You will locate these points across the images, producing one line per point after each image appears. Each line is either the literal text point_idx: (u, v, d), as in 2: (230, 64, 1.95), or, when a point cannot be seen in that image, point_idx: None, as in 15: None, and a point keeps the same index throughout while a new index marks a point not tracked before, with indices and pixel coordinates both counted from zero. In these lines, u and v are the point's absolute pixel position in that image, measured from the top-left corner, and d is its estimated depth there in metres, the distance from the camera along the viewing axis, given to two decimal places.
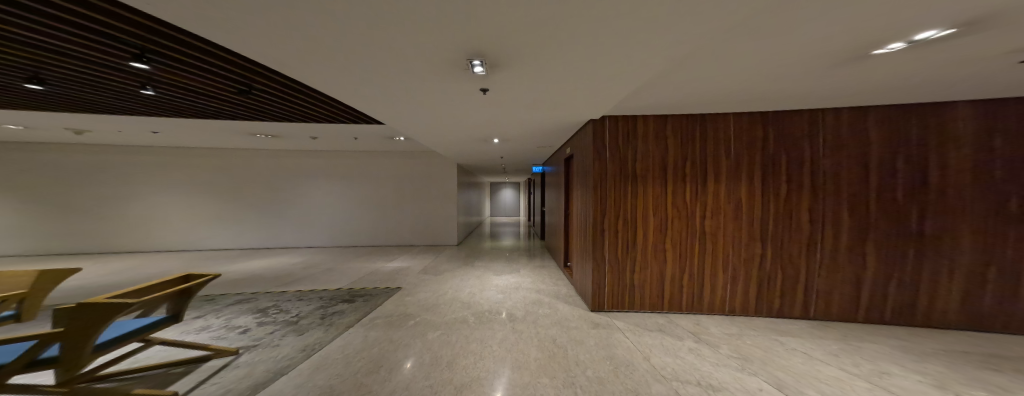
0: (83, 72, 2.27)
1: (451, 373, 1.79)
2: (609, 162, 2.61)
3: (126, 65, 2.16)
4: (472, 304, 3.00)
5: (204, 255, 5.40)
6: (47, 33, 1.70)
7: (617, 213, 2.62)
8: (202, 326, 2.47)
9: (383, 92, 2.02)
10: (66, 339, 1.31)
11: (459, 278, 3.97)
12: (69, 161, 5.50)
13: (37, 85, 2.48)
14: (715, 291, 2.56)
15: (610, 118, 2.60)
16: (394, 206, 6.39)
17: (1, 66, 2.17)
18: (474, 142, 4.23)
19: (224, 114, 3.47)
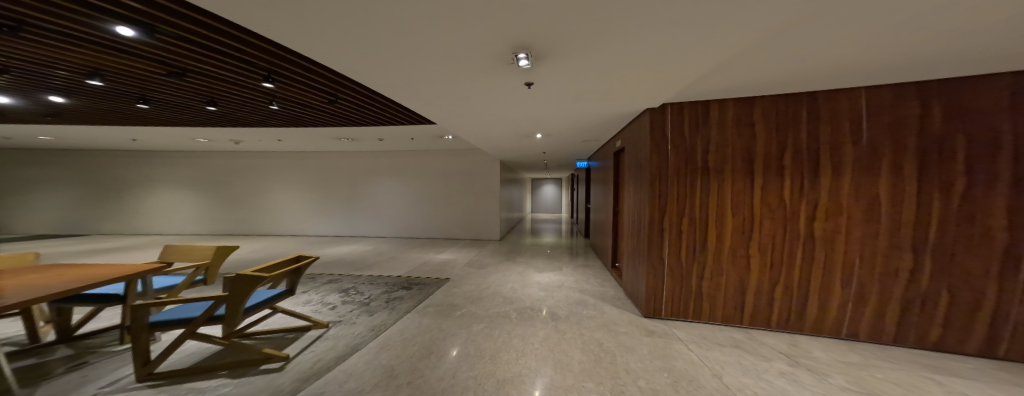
0: (231, 94, 2.92)
1: (494, 366, 1.85)
2: (672, 156, 2.38)
3: (256, 86, 2.72)
4: (514, 300, 3.06)
5: (295, 240, 6.50)
6: (213, 65, 2.23)
7: (682, 212, 2.37)
8: (305, 299, 2.99)
9: (436, 90, 2.15)
10: (228, 301, 1.70)
11: (501, 273, 4.08)
12: (208, 163, 7.15)
13: (211, 106, 3.28)
14: (825, 309, 2.14)
15: (672, 106, 2.36)
16: (443, 202, 6.82)
17: (190, 94, 2.94)
18: (518, 139, 4.27)
19: (318, 121, 4.11)
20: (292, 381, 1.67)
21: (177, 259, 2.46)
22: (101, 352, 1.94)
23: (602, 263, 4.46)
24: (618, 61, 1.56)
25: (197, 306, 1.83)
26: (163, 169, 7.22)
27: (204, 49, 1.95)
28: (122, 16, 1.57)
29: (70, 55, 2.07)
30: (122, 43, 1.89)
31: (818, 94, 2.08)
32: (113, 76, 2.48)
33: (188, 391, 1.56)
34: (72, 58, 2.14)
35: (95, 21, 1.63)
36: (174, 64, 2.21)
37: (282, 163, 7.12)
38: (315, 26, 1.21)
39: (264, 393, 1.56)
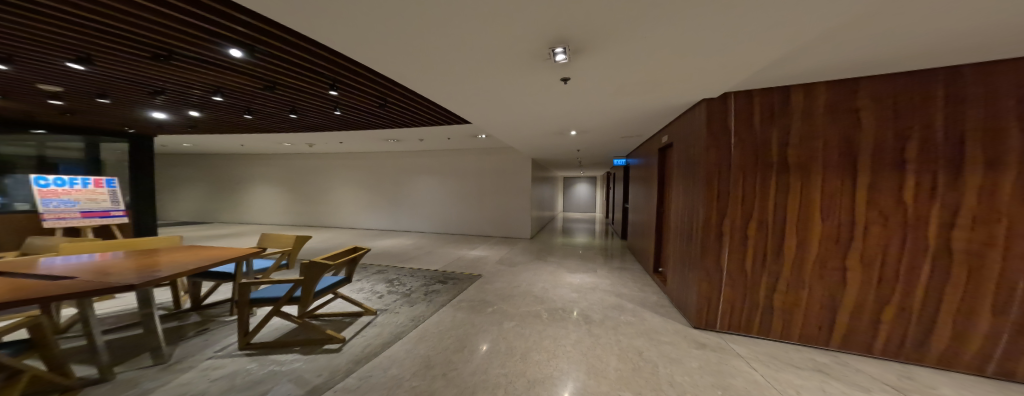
0: (305, 102, 3.34)
1: (525, 365, 1.86)
2: (737, 152, 2.14)
3: (323, 94, 3.07)
4: (544, 300, 3.03)
5: (346, 232, 7.22)
6: (291, 77, 2.55)
7: (747, 214, 2.14)
8: (356, 287, 3.31)
9: (473, 89, 2.20)
10: (303, 285, 1.98)
11: (532, 272, 4.07)
12: (280, 164, 8.29)
13: (291, 113, 3.78)
14: (959, 337, 1.74)
15: (738, 96, 2.12)
16: (477, 200, 6.99)
17: (276, 104, 3.42)
18: (551, 136, 4.20)
19: (372, 124, 4.51)
20: (346, 363, 1.86)
21: (268, 244, 2.92)
22: (219, 320, 2.37)
23: (640, 267, 4.20)
24: (664, 51, 1.44)
25: (280, 288, 2.13)
26: (248, 169, 8.56)
27: (290, 63, 2.27)
28: (235, 40, 1.88)
29: (195, 76, 2.54)
30: (232, 63, 2.26)
31: (954, 71, 1.67)
32: (222, 92, 2.99)
33: (272, 362, 1.84)
34: (196, 79, 2.62)
35: (217, 47, 1.98)
36: (267, 79, 2.60)
37: (337, 163, 7.95)
38: (364, 28, 1.30)
39: (324, 371, 1.76)
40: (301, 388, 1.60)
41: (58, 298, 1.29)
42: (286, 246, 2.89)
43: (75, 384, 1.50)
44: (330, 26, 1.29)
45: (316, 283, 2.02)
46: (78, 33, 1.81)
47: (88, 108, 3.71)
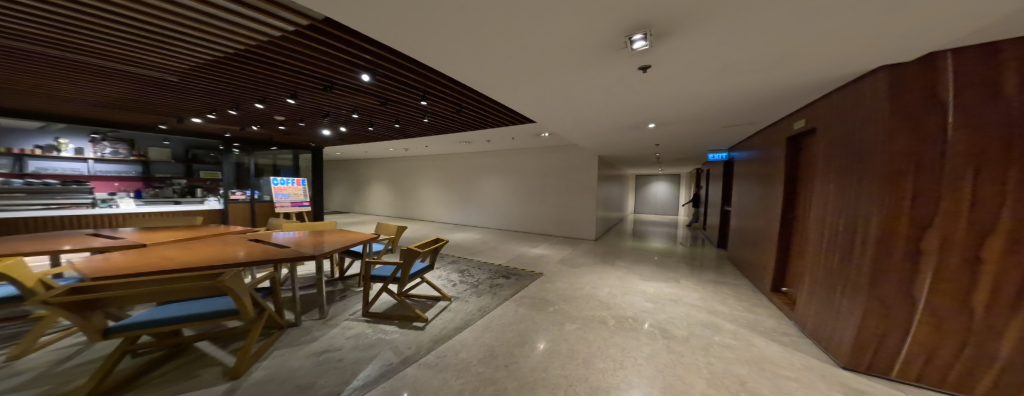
0: (405, 112, 3.94)
1: (587, 371, 1.77)
2: (959, 135, 1.46)
3: (416, 105, 3.58)
4: (611, 306, 2.81)
5: (427, 225, 8.24)
6: (394, 92, 3.07)
7: (979, 225, 1.44)
8: (434, 274, 3.74)
9: (545, 88, 2.21)
10: (402, 268, 2.37)
11: (597, 275, 3.83)
12: (384, 167, 10.15)
13: (395, 122, 4.53)
14: None
15: (962, 54, 1.45)
16: (542, 198, 6.97)
17: (385, 116, 4.15)
18: (621, 131, 3.87)
19: (452, 129, 5.03)
20: (428, 341, 2.13)
21: (382, 232, 3.64)
22: (353, 290, 3.08)
23: (736, 283, 3.47)
24: (785, 17, 1.13)
25: (388, 268, 2.61)
26: (364, 171, 10.81)
27: (397, 80, 2.72)
28: (364, 65, 2.35)
29: (337, 99, 3.30)
30: (359, 85, 2.85)
31: None
32: (353, 110, 3.80)
33: (378, 330, 2.26)
34: (338, 100, 3.39)
35: (351, 73, 2.52)
36: (380, 95, 3.18)
37: (422, 165, 9.18)
38: (449, 38, 1.46)
39: (412, 345, 2.06)
40: (396, 357, 1.91)
41: (272, 262, 1.88)
42: (392, 233, 3.54)
43: (284, 324, 2.21)
44: (424, 41, 1.49)
45: (411, 268, 2.38)
46: (277, 75, 2.57)
47: (285, 130, 5.35)
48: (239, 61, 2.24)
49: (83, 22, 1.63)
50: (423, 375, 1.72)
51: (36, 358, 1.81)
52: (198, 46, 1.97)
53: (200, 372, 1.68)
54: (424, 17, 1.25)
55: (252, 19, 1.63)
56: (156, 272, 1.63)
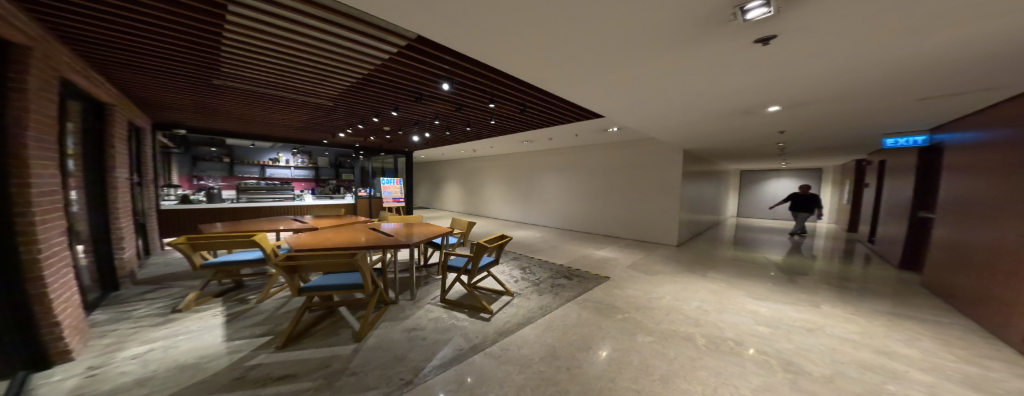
0: (477, 116, 4.28)
1: (666, 390, 1.58)
2: None
3: (486, 109, 3.86)
4: (698, 323, 2.42)
5: (492, 222, 8.68)
6: (469, 99, 3.38)
7: None
8: (498, 269, 3.92)
9: (627, 77, 2.03)
10: (472, 259, 2.57)
11: (677, 286, 3.37)
12: (455, 167, 11.18)
13: (467, 126, 4.95)
14: None
15: None
16: (611, 198, 6.48)
17: (459, 120, 4.59)
18: (711, 119, 3.29)
19: (518, 129, 5.20)
20: (493, 332, 2.25)
21: (456, 226, 4.03)
22: (432, 278, 3.51)
23: (895, 318, 2.54)
24: None
25: (460, 260, 2.88)
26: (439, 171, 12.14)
27: (470, 86, 2.98)
28: (443, 76, 2.67)
29: (423, 108, 3.82)
30: (440, 94, 3.24)
31: None
32: (434, 117, 4.32)
33: (453, 316, 2.51)
34: (423, 110, 3.92)
35: (433, 83, 2.88)
36: (457, 102, 3.54)
37: (488, 165, 9.72)
38: (531, 35, 1.48)
39: (479, 334, 2.21)
40: (466, 343, 2.08)
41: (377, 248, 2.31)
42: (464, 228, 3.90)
43: (389, 301, 2.71)
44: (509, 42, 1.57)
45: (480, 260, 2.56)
46: (381, 91, 3.16)
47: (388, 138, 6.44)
48: (357, 82, 2.84)
49: (274, 64, 2.38)
50: (488, 364, 1.82)
51: (269, 303, 2.73)
52: (334, 73, 2.60)
53: (338, 332, 2.19)
54: (511, 17, 1.30)
55: (368, 45, 2.07)
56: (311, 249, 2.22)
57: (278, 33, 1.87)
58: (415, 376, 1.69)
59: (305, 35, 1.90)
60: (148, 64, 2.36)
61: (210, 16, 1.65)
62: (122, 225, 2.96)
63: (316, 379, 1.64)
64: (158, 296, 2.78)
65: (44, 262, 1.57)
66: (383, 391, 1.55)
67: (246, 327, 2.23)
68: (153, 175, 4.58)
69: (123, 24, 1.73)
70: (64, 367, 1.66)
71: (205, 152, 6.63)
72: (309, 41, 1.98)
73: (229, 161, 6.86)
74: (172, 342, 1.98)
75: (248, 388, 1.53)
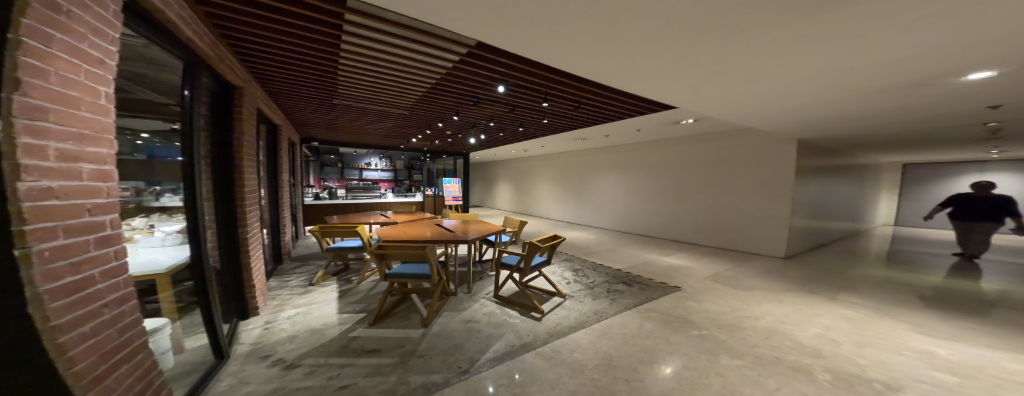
0: (530, 116, 4.33)
1: None
2: None
3: (540, 108, 3.88)
4: (812, 353, 2.00)
5: (543, 221, 8.66)
6: (522, 98, 3.45)
7: None
8: (550, 270, 3.91)
9: (715, 54, 1.78)
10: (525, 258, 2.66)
11: (776, 306, 2.82)
12: (509, 167, 11.48)
13: (520, 126, 5.06)
14: None
15: None
16: (680, 198, 5.84)
17: (514, 121, 4.73)
18: (831, 102, 2.65)
19: (572, 127, 5.07)
20: (544, 332, 2.27)
21: (509, 226, 4.19)
22: (487, 274, 3.72)
23: None
24: None
25: (513, 258, 2.98)
26: (494, 171, 12.65)
27: (524, 86, 3.07)
28: (499, 78, 2.82)
29: (481, 111, 4.07)
30: (495, 97, 3.42)
31: None
32: (490, 119, 4.55)
33: (504, 313, 2.61)
34: (481, 113, 4.18)
35: (490, 86, 3.06)
36: (511, 103, 3.67)
37: (540, 164, 9.70)
38: (606, 17, 1.42)
39: (530, 333, 2.26)
40: (517, 340, 2.15)
41: (442, 242, 2.59)
42: (516, 227, 4.04)
43: (451, 293, 2.98)
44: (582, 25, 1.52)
45: (533, 259, 2.63)
46: (446, 99, 3.52)
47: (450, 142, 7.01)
48: (425, 90, 3.22)
49: (364, 80, 2.87)
50: (539, 364, 1.85)
51: (365, 284, 3.29)
52: (408, 84, 3.00)
53: (410, 316, 2.50)
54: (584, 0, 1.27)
55: (434, 56, 2.34)
56: (391, 241, 2.64)
57: (370, 54, 2.30)
58: (470, 366, 1.83)
59: (387, 51, 2.26)
60: (284, 89, 3.12)
61: (328, 46, 2.16)
62: (283, 216, 3.95)
63: (394, 357, 1.91)
64: (301, 271, 3.65)
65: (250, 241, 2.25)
66: (443, 375, 1.72)
67: (350, 303, 2.74)
68: (300, 177, 6.00)
69: (273, 59, 2.34)
70: (255, 320, 2.37)
71: (327, 158, 8.25)
72: (391, 56, 2.35)
73: (342, 166, 8.41)
74: (309, 309, 2.60)
75: (349, 357, 1.90)
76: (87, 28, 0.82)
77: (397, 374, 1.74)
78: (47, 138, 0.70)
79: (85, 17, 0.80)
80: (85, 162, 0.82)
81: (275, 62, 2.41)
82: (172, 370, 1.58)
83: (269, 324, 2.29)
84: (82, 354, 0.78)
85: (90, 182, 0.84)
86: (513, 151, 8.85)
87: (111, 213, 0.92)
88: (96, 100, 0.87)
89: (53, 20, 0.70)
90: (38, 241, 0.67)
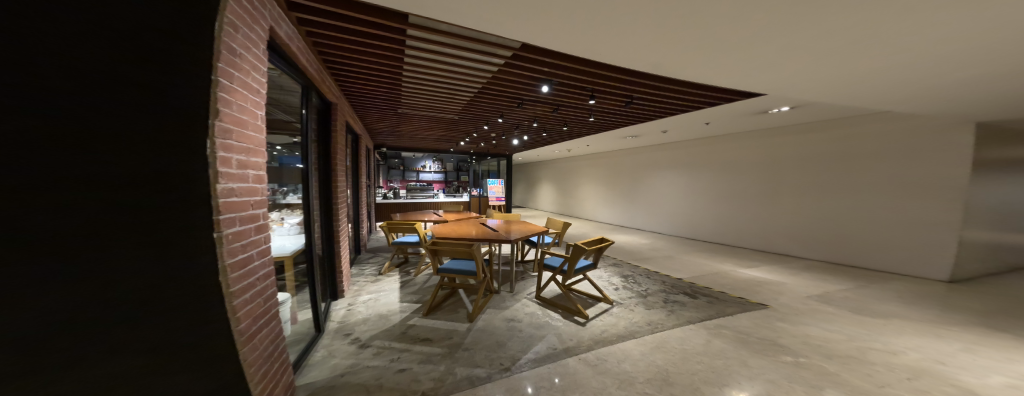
0: (574, 114, 4.25)
1: None
2: None
3: (585, 105, 3.77)
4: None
5: (590, 224, 8.32)
6: (567, 97, 3.41)
7: None
8: (597, 275, 3.76)
9: (813, 23, 1.50)
10: (570, 260, 2.64)
11: (912, 335, 2.19)
12: (553, 167, 11.29)
13: (565, 125, 4.98)
14: None
15: None
16: (760, 200, 5.08)
17: (558, 120, 4.69)
18: (1004, 71, 1.97)
19: (622, 123, 4.78)
20: (588, 338, 2.22)
21: (553, 227, 4.18)
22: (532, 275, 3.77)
23: None
24: None
25: (555, 259, 2.99)
26: (538, 171, 12.57)
27: (568, 83, 3.04)
28: (543, 78, 2.85)
29: (527, 112, 4.14)
30: (539, 98, 3.47)
31: None
32: (533, 120, 4.59)
33: (546, 314, 2.63)
34: (524, 114, 4.25)
35: (534, 86, 3.10)
36: (555, 103, 3.66)
37: (586, 164, 9.34)
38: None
39: (573, 337, 2.23)
40: (560, 344, 2.14)
41: (486, 240, 2.76)
42: (560, 229, 4.01)
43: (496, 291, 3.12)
44: (643, 7, 1.45)
45: (578, 261, 2.60)
46: (492, 102, 3.67)
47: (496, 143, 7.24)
48: (474, 95, 3.43)
49: (422, 88, 3.19)
50: (582, 370, 1.82)
51: (422, 276, 3.65)
52: (458, 90, 3.23)
53: (457, 310, 2.69)
54: None
55: (482, 61, 2.48)
56: (442, 237, 2.91)
57: (428, 64, 2.55)
58: (512, 364, 1.89)
59: (441, 61, 2.50)
60: (363, 102, 3.66)
61: (393, 60, 2.46)
62: (361, 212, 4.61)
63: (443, 347, 2.08)
64: (372, 261, 4.22)
65: (337, 233, 2.69)
66: (486, 370, 1.82)
67: (409, 293, 3.07)
68: (372, 179, 6.90)
69: (355, 77, 2.79)
70: (342, 300, 2.82)
71: (393, 162, 9.28)
72: (444, 64, 2.57)
73: (403, 168, 9.42)
74: (378, 295, 2.98)
75: (406, 342, 2.13)
76: (248, 66, 1.19)
77: (446, 364, 1.89)
78: (230, 151, 1.05)
79: (245, 58, 1.16)
80: (250, 169, 1.20)
81: (357, 79, 2.87)
82: (290, 338, 2.05)
83: (350, 306, 2.70)
84: (243, 316, 1.07)
85: (253, 183, 1.22)
86: (558, 151, 8.71)
87: (263, 208, 1.29)
88: (251, 119, 1.24)
89: (231, 65, 1.04)
90: (224, 227, 0.97)
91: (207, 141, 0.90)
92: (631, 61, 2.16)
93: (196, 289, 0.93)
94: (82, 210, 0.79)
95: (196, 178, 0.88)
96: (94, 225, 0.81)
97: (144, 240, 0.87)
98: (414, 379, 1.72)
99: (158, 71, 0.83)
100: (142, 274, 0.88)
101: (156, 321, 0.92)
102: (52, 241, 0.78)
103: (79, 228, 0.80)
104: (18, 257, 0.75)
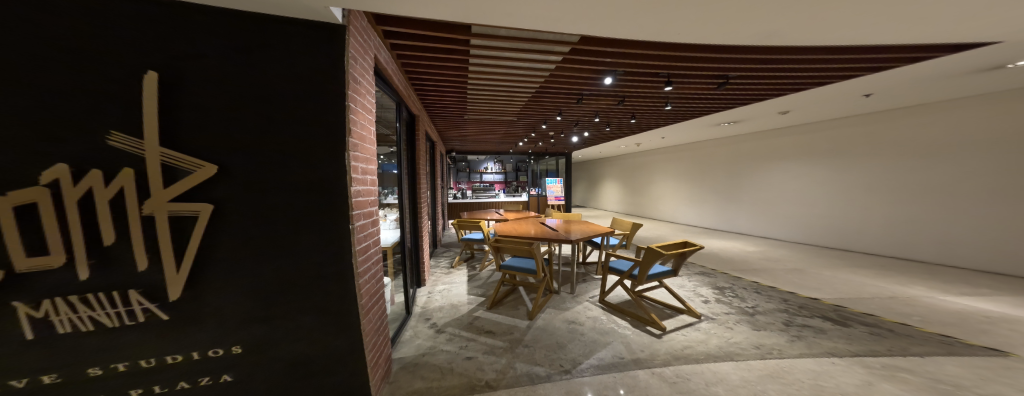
0: (644, 105, 3.85)
1: None
2: None
3: (661, 93, 3.35)
4: None
5: (669, 226, 7.34)
6: (640, 86, 3.10)
7: None
8: (679, 283, 3.28)
9: None
10: (643, 265, 2.38)
11: None
12: (619, 163, 10.45)
13: (632, 117, 4.54)
14: None
15: None
16: (971, 197, 3.54)
17: (626, 113, 4.32)
18: None
19: (709, 109, 4.08)
20: (664, 352, 1.96)
21: (619, 227, 3.86)
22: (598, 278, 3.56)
23: None
24: None
25: (624, 263, 2.74)
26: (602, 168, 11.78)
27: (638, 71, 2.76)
28: (607, 69, 2.66)
29: (592, 107, 3.93)
30: (601, 90, 3.25)
31: None
32: (595, 115, 4.35)
33: (614, 320, 2.44)
34: (586, 110, 4.06)
35: (597, 80, 2.93)
36: (621, 94, 3.38)
37: (662, 158, 8.33)
38: None
39: (645, 349, 2.01)
40: (628, 353, 1.96)
41: (549, 239, 2.74)
42: (628, 229, 3.68)
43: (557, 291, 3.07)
44: None
45: (652, 266, 2.33)
46: (553, 100, 3.63)
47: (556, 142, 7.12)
48: (534, 95, 3.43)
49: (487, 93, 3.37)
50: (657, 386, 1.63)
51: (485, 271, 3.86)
52: (519, 91, 3.31)
53: (518, 307, 2.76)
54: None
55: (542, 60, 2.48)
56: (505, 235, 3.03)
57: (492, 70, 2.67)
58: (573, 367, 1.82)
59: (503, 65, 2.57)
60: (437, 112, 4.08)
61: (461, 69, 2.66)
62: (437, 211, 5.14)
63: (505, 341, 2.15)
64: (443, 255, 4.65)
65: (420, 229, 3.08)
66: (546, 370, 1.80)
67: (477, 287, 3.28)
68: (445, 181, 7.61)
69: (431, 89, 3.14)
70: (425, 288, 3.21)
71: (460, 165, 10.07)
72: (507, 68, 2.65)
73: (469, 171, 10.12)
74: (451, 286, 3.28)
75: (476, 332, 2.29)
76: (364, 89, 1.47)
77: (507, 357, 1.94)
78: (358, 161, 1.35)
79: (362, 83, 1.43)
80: (369, 175, 1.50)
81: (433, 91, 3.21)
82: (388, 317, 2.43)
83: (430, 293, 3.05)
84: (363, 294, 1.37)
85: (370, 186, 1.52)
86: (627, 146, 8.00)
87: (375, 206, 1.58)
88: (367, 134, 1.51)
89: (355, 90, 1.32)
90: (354, 221, 1.30)
91: (347, 154, 1.24)
92: (756, 31, 1.80)
93: (341, 265, 1.28)
94: (287, 210, 1.19)
95: (341, 183, 1.24)
96: (291, 222, 1.20)
97: (314, 229, 1.23)
98: (480, 369, 1.82)
99: (320, 109, 1.20)
100: (313, 252, 1.24)
101: (318, 289, 1.26)
102: (273, 232, 1.18)
103: (286, 222, 1.19)
104: (261, 241, 1.17)
